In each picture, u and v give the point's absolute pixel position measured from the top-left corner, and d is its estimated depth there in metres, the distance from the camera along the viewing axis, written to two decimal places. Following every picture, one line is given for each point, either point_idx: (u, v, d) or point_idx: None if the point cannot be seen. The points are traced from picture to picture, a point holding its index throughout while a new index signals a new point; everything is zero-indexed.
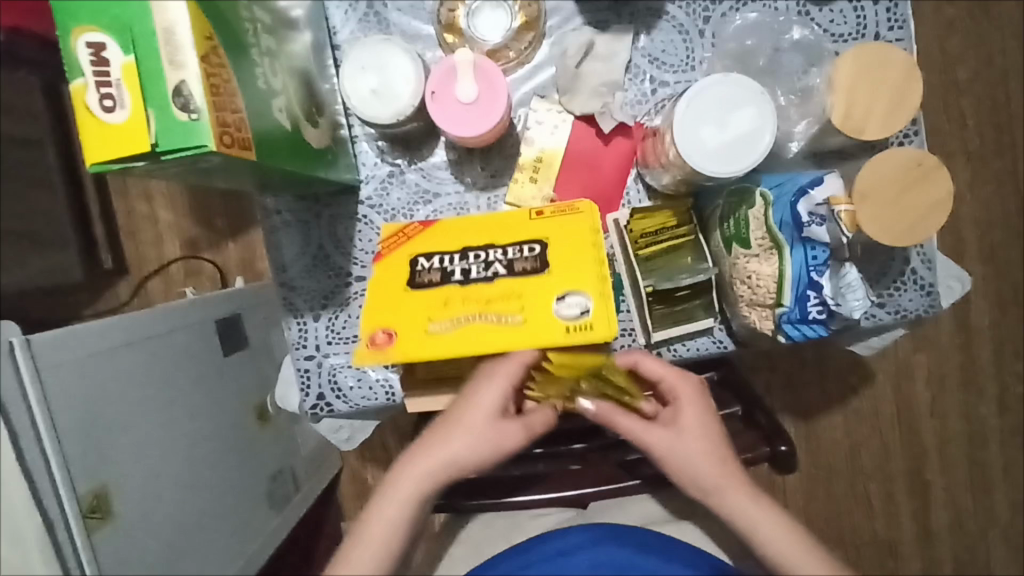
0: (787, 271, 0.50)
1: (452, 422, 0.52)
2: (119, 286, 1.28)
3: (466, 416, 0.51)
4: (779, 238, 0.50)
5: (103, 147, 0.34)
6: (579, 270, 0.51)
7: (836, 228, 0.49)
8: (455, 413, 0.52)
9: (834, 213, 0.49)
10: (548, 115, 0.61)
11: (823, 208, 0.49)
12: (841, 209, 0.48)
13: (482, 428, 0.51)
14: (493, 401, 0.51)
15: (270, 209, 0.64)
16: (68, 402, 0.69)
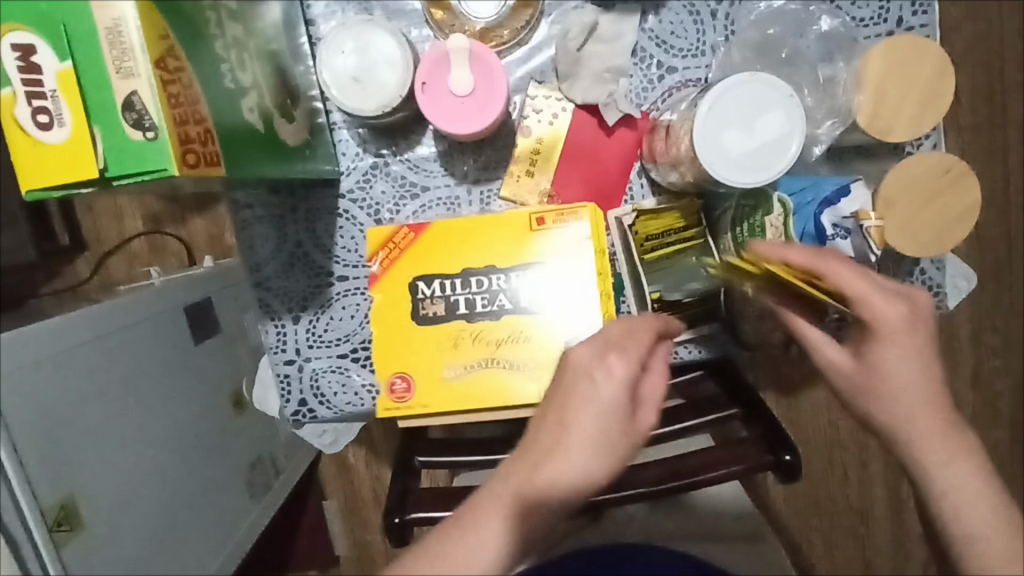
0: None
1: (568, 426, 0.42)
2: (78, 263, 1.21)
3: (588, 415, 0.42)
4: None
5: (43, 172, 0.29)
6: (585, 296, 0.52)
7: (864, 244, 0.48)
8: (568, 416, 0.42)
9: (862, 229, 0.47)
10: (546, 103, 0.56)
11: (849, 221, 0.48)
12: (869, 224, 0.47)
13: (610, 424, 0.42)
14: (618, 393, 0.42)
15: (240, 203, 0.59)
16: (29, 411, 0.65)
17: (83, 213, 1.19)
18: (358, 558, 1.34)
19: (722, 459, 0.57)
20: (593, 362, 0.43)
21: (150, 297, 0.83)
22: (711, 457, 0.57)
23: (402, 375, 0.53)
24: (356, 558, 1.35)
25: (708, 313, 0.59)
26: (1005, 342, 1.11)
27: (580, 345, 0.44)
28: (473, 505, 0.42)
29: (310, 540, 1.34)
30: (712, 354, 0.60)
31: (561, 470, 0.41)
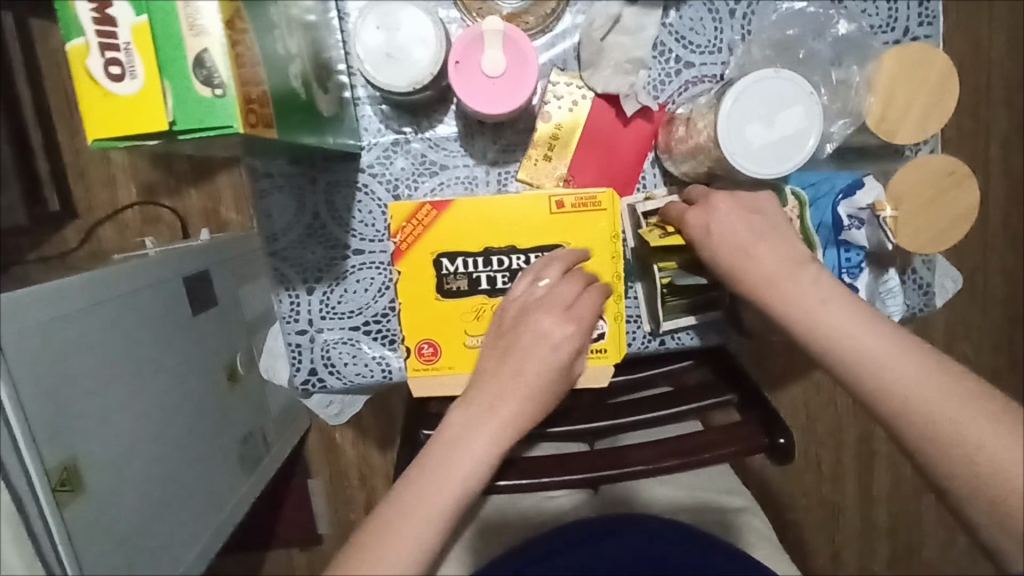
0: (827, 264, 0.51)
1: (504, 399, 0.49)
2: (69, 231, 1.20)
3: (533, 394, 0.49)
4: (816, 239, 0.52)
5: (108, 122, 0.29)
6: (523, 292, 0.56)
7: (881, 233, 0.50)
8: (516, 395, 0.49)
9: (879, 219, 0.49)
10: (567, 90, 0.58)
11: (865, 212, 0.50)
12: (886, 215, 0.49)
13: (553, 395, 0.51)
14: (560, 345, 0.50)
15: (259, 172, 0.59)
16: (34, 374, 0.64)
17: (76, 180, 1.18)
18: (341, 536, 1.35)
19: (718, 440, 0.59)
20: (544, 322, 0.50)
21: (151, 264, 0.83)
22: (710, 437, 0.60)
23: (430, 342, 0.55)
24: (339, 538, 1.36)
25: (711, 302, 0.61)
26: (976, 347, 1.16)
27: (537, 312, 0.50)
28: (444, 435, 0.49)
29: (293, 519, 1.35)
30: (711, 340, 0.63)
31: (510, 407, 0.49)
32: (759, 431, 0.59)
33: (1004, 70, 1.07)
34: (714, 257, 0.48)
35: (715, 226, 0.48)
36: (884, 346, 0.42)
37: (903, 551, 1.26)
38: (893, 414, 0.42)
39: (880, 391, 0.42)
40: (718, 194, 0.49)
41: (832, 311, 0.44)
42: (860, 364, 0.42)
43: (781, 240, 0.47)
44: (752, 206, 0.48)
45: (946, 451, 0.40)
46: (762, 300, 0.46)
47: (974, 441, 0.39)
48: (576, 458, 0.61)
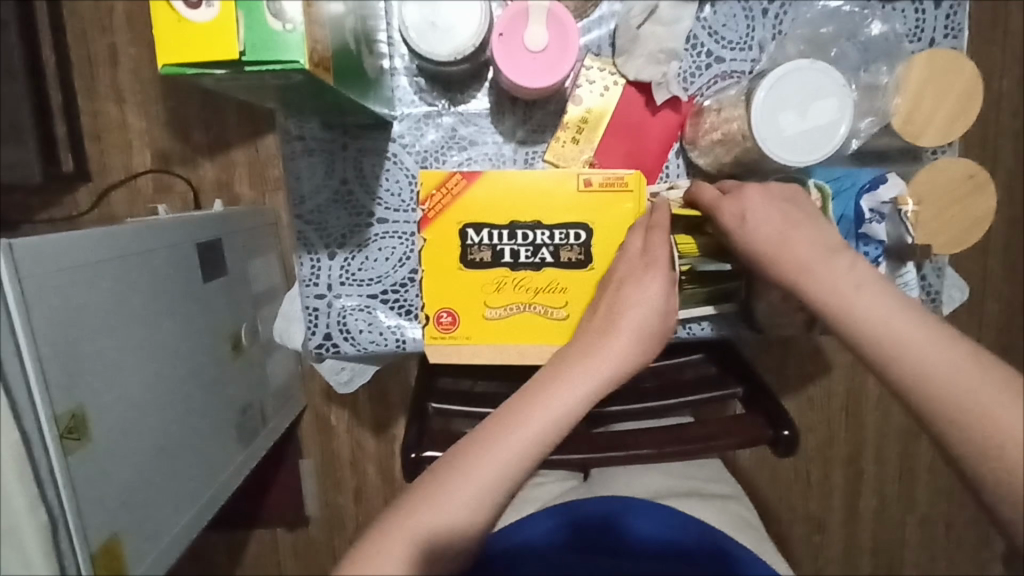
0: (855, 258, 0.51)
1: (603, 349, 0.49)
2: (79, 193, 1.20)
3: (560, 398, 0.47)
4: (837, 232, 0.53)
5: (179, 47, 0.30)
6: None
7: (901, 227, 0.51)
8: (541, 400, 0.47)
9: (900, 213, 0.51)
10: (600, 76, 0.59)
11: (886, 207, 0.51)
12: (908, 209, 0.50)
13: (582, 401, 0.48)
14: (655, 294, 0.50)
15: (291, 134, 0.60)
16: (49, 318, 0.64)
17: (91, 143, 1.18)
18: (328, 520, 1.35)
19: (722, 429, 0.60)
20: (634, 276, 0.51)
21: (167, 225, 0.83)
22: (716, 426, 0.61)
23: (450, 311, 0.56)
24: (325, 522, 1.36)
25: (725, 293, 0.62)
26: None
27: (624, 266, 0.52)
28: (524, 395, 0.48)
29: (281, 500, 1.34)
30: (721, 332, 0.64)
31: (604, 353, 0.48)
32: (763, 423, 0.61)
33: (1014, 101, 1.09)
34: (749, 246, 0.50)
35: (748, 215, 0.50)
36: (920, 332, 0.42)
37: (885, 570, 1.28)
38: (924, 397, 0.41)
39: (911, 374, 0.42)
40: (749, 186, 0.50)
41: (869, 296, 0.44)
42: (894, 346, 0.43)
43: (810, 229, 0.48)
44: (785, 196, 0.50)
45: (977, 437, 0.40)
46: (796, 286, 0.47)
47: (1008, 429, 0.39)
48: (585, 440, 0.63)
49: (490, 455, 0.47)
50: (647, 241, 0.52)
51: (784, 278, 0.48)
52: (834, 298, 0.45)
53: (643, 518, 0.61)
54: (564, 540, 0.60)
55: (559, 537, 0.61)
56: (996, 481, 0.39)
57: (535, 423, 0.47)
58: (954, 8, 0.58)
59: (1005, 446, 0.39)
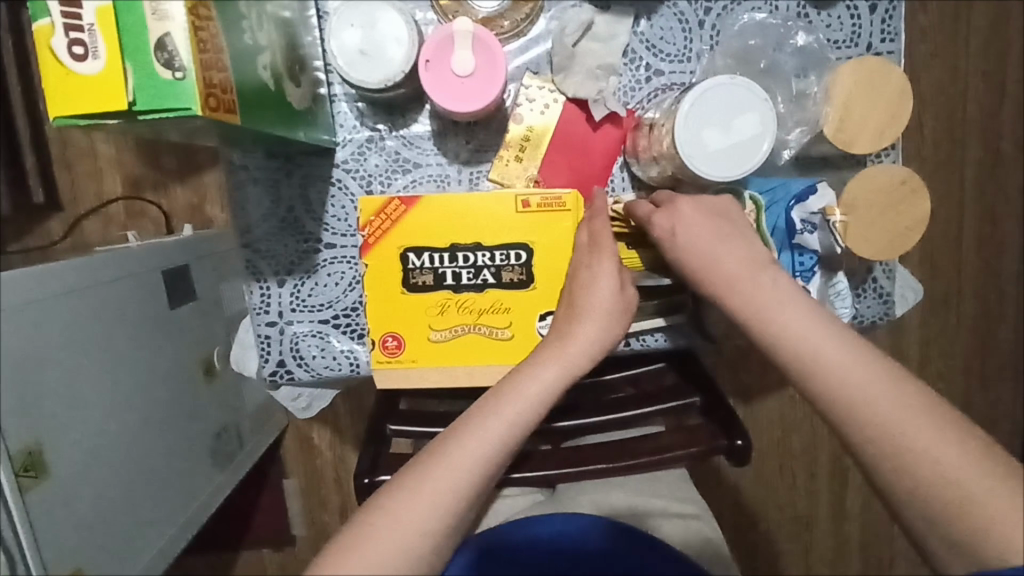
0: (781, 266, 0.52)
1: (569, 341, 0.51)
2: (51, 223, 1.19)
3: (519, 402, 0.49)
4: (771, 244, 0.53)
5: (71, 100, 0.31)
6: None
7: (830, 238, 0.52)
8: (502, 407, 0.49)
9: (829, 224, 0.51)
10: (540, 93, 0.59)
11: (817, 217, 0.52)
12: (835, 220, 0.51)
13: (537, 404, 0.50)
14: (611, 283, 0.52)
15: (236, 164, 0.60)
16: (3, 358, 0.64)
17: (61, 172, 1.18)
18: (315, 539, 1.34)
19: (679, 441, 0.60)
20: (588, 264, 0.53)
21: (129, 255, 0.83)
22: (673, 438, 0.61)
23: (394, 335, 0.56)
24: (312, 542, 1.35)
25: (675, 306, 0.62)
26: (948, 365, 1.17)
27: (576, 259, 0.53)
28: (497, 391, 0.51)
29: (267, 521, 1.34)
30: (676, 344, 0.63)
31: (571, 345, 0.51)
32: (717, 434, 0.60)
33: (979, 96, 1.10)
34: (685, 261, 0.50)
35: (679, 228, 0.50)
36: (836, 349, 0.44)
37: (874, 567, 1.27)
38: (840, 413, 0.43)
39: (828, 390, 0.43)
40: (682, 198, 0.50)
41: (785, 311, 0.45)
42: (814, 361, 0.44)
43: (741, 243, 0.49)
44: (716, 211, 0.50)
45: (886, 451, 0.41)
46: (720, 302, 0.48)
47: (915, 444, 0.41)
48: (535, 460, 0.63)
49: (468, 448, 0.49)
50: (593, 231, 0.53)
51: (710, 294, 0.49)
52: (755, 317, 0.46)
53: (648, 551, 0.60)
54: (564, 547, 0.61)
55: (558, 545, 0.61)
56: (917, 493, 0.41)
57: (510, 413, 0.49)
58: (890, 12, 0.58)
59: (912, 460, 0.41)
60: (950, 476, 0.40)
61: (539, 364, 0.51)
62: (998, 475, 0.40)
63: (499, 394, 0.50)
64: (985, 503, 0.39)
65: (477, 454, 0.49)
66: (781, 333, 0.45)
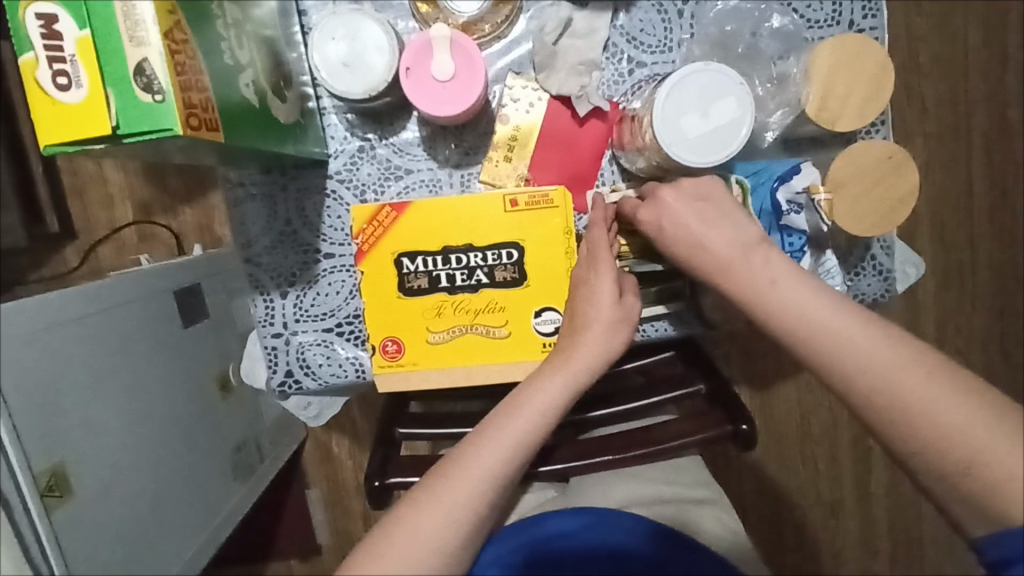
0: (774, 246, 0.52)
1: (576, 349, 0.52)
2: (67, 251, 1.22)
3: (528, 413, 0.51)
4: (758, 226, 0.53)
5: (61, 129, 0.33)
6: None
7: (816, 216, 0.52)
8: (512, 418, 0.51)
9: (814, 203, 0.51)
10: (523, 93, 0.60)
11: (802, 196, 0.52)
12: (819, 198, 0.51)
13: (548, 419, 0.51)
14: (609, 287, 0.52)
15: (233, 181, 0.62)
16: (23, 385, 0.66)
17: (74, 202, 1.21)
18: (340, 547, 1.36)
19: (683, 430, 0.60)
20: (586, 274, 0.54)
21: (141, 278, 0.85)
22: (677, 429, 0.61)
23: (394, 339, 0.57)
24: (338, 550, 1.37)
25: (673, 293, 0.62)
26: (966, 340, 1.16)
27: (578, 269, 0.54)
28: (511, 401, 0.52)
29: (293, 532, 1.35)
30: (678, 331, 0.63)
31: (578, 353, 0.52)
32: (723, 419, 0.60)
33: (978, 67, 1.09)
34: (671, 250, 0.51)
35: (665, 220, 0.50)
36: (839, 322, 0.44)
37: (904, 550, 1.25)
38: (847, 382, 0.43)
39: (833, 363, 0.43)
40: (664, 189, 0.50)
41: (785, 290, 0.45)
42: (819, 338, 0.44)
43: (730, 226, 0.49)
44: (700, 195, 0.50)
45: (896, 417, 0.42)
46: (716, 285, 0.49)
47: (925, 409, 0.41)
48: (550, 454, 0.64)
49: (480, 456, 0.50)
50: (591, 244, 0.54)
51: (707, 279, 0.49)
52: (753, 298, 0.46)
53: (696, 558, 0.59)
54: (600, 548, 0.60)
55: (595, 546, 0.60)
56: (938, 471, 0.41)
57: (524, 421, 0.51)
58: None
59: (926, 429, 0.41)
60: (962, 434, 0.40)
61: (547, 375, 0.52)
62: (1010, 431, 0.40)
63: (510, 408, 0.52)
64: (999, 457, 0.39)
65: (490, 468, 0.50)
66: (777, 313, 0.45)
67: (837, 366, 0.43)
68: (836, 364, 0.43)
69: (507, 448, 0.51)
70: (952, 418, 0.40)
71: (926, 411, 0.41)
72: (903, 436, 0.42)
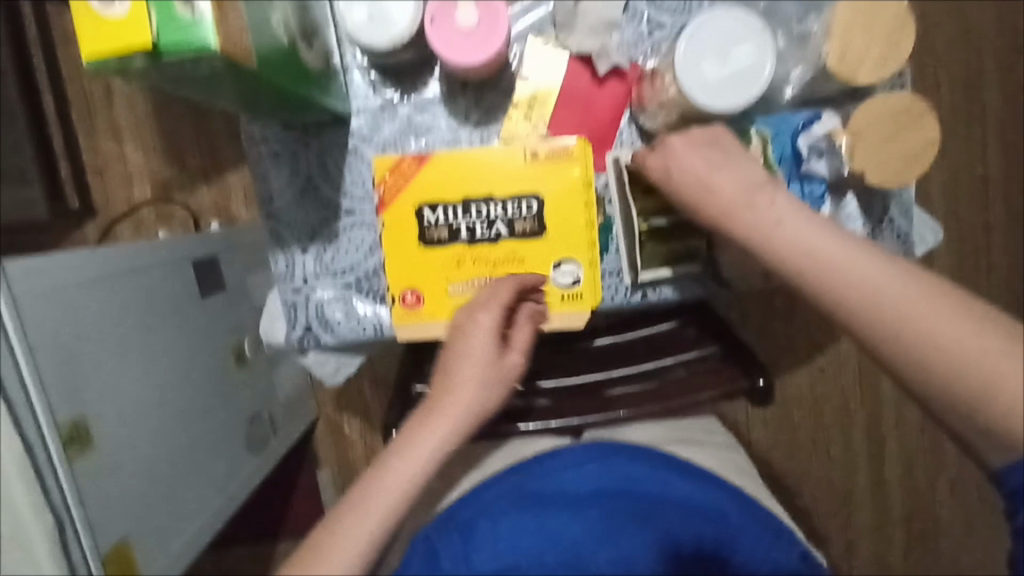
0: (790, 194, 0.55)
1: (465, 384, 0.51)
2: (86, 228, 1.24)
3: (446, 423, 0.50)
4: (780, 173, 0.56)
5: (102, 42, 0.35)
6: None
7: (836, 161, 0.54)
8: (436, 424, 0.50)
9: (834, 146, 0.53)
10: (544, 52, 0.61)
11: (823, 141, 0.54)
12: (840, 140, 0.52)
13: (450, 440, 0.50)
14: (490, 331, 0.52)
15: (257, 138, 0.63)
16: (47, 338, 0.67)
17: (94, 180, 1.23)
18: None
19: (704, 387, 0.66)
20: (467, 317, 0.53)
21: (161, 245, 0.87)
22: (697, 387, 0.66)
23: (413, 290, 0.58)
24: None
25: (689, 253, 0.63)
26: None
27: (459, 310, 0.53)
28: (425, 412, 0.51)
29: (303, 513, 1.36)
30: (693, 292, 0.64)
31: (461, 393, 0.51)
32: (741, 375, 0.66)
33: (995, 51, 1.08)
34: (679, 194, 0.52)
35: (675, 166, 0.51)
36: (845, 256, 0.44)
37: (916, 541, 1.24)
38: (857, 314, 0.43)
39: (837, 295, 0.44)
40: (674, 136, 0.52)
41: (789, 227, 0.46)
42: (821, 273, 0.44)
43: (735, 168, 0.50)
44: (709, 140, 0.51)
45: (906, 347, 0.42)
46: (721, 226, 0.49)
47: (942, 342, 0.41)
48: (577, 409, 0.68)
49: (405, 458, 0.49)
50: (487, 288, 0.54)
51: (712, 223, 0.50)
52: (757, 237, 0.47)
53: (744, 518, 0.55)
54: (604, 486, 0.57)
55: (599, 484, 0.57)
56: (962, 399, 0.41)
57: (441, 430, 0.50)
58: None
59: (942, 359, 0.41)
60: (975, 361, 0.40)
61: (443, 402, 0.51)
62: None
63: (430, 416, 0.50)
64: (1017, 385, 0.39)
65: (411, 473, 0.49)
66: (781, 250, 0.46)
67: (838, 297, 0.44)
68: (839, 297, 0.44)
69: (414, 468, 0.49)
70: (964, 345, 0.41)
71: (940, 340, 0.41)
72: (922, 368, 0.42)
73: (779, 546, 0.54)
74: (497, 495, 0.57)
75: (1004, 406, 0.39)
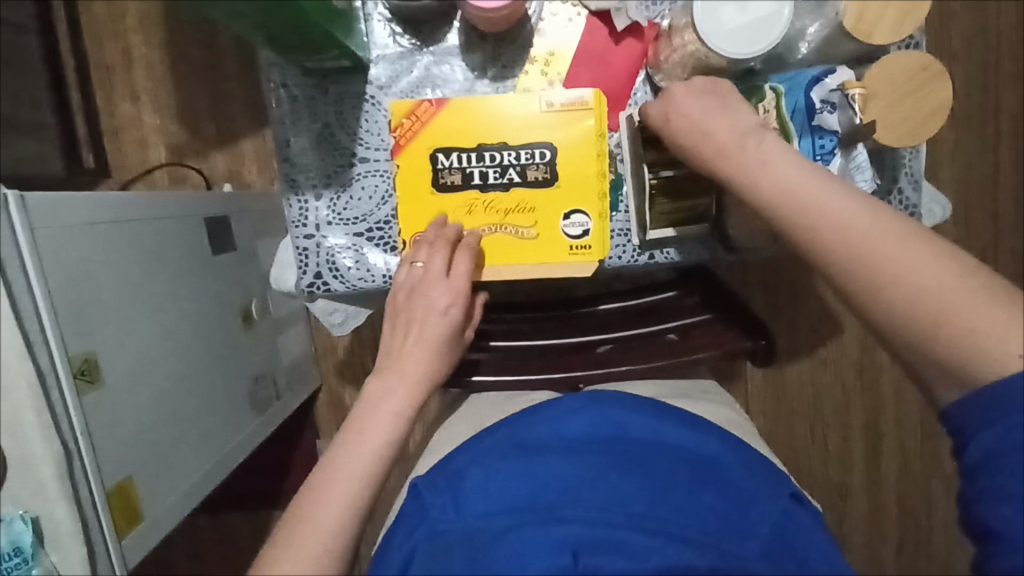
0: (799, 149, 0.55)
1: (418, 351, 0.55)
2: (99, 188, 1.25)
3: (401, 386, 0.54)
4: (791, 125, 0.56)
5: None
6: None
7: (849, 113, 0.53)
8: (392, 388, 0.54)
9: (847, 97, 0.53)
10: (563, 8, 0.62)
11: (836, 93, 0.53)
12: (853, 92, 0.52)
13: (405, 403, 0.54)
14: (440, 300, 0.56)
15: (276, 83, 0.64)
16: (61, 272, 0.68)
17: (110, 141, 1.24)
18: None
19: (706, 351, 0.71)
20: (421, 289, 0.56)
21: (175, 198, 0.88)
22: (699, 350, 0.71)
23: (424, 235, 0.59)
24: None
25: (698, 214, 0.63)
26: None
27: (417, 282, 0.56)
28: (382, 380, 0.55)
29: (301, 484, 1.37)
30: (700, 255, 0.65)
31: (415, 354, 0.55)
32: (744, 336, 0.72)
33: (1013, 48, 1.08)
34: (676, 139, 0.54)
35: (674, 111, 0.53)
36: (829, 196, 0.47)
37: (911, 538, 1.24)
38: (836, 250, 0.46)
39: (820, 229, 0.47)
40: (675, 84, 0.54)
41: (778, 166, 0.49)
42: (804, 209, 0.47)
43: (729, 115, 0.52)
44: (709, 88, 0.53)
45: (884, 281, 0.45)
46: (716, 168, 0.52)
47: (909, 275, 0.44)
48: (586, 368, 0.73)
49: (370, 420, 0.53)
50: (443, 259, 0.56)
51: (705, 166, 0.53)
52: (744, 180, 0.50)
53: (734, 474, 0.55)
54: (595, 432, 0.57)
55: (587, 430, 0.58)
56: (930, 334, 0.44)
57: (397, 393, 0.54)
58: None
59: (918, 294, 0.44)
60: (945, 294, 0.43)
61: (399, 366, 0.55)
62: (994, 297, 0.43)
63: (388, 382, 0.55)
64: (980, 321, 0.42)
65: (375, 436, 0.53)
66: (769, 190, 0.49)
67: (821, 230, 0.47)
68: (817, 235, 0.47)
69: (375, 432, 0.53)
70: (935, 283, 0.43)
71: (914, 279, 0.44)
72: (892, 300, 0.44)
73: (771, 485, 0.55)
74: (486, 447, 0.58)
75: (965, 332, 0.42)
